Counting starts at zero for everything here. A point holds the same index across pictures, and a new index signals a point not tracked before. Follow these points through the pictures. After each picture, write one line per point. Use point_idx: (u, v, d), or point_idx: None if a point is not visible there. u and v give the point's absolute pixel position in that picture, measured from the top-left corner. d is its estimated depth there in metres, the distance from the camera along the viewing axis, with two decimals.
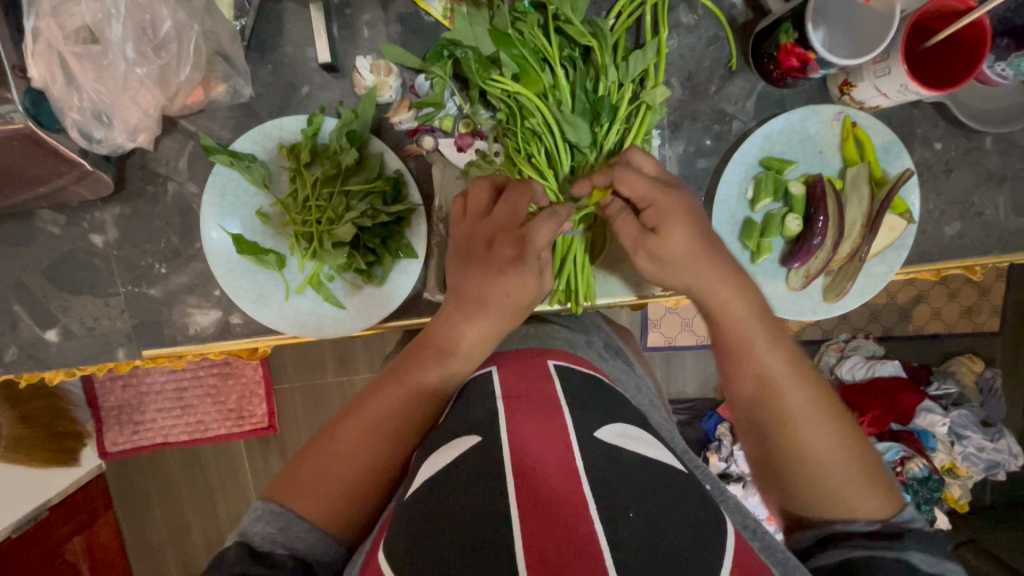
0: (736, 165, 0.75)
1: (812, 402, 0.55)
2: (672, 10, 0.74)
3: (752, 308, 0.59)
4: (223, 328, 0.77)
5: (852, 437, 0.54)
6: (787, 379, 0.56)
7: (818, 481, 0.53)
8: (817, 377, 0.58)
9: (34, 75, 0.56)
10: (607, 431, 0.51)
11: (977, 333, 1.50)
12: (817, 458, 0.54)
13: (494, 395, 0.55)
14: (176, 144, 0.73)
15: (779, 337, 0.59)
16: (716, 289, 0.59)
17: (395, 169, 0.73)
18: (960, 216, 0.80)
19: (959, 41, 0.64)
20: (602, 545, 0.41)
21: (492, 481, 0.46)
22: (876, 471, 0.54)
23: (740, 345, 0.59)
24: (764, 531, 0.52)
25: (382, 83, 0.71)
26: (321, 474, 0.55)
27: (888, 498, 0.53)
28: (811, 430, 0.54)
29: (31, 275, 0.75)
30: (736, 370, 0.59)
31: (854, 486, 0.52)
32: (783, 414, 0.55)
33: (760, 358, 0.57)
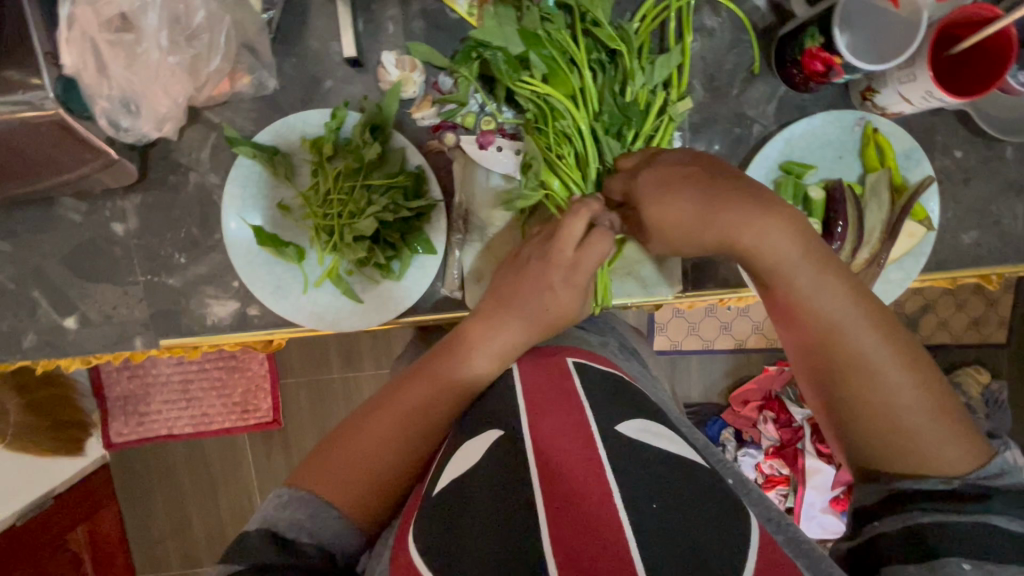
0: (757, 168, 0.75)
1: (878, 343, 0.50)
2: (695, 12, 0.75)
3: (795, 233, 0.52)
4: (240, 319, 0.77)
5: (929, 377, 0.49)
6: (849, 320, 0.50)
7: (890, 430, 0.49)
8: (884, 315, 0.51)
9: (66, 62, 0.56)
10: (628, 425, 0.51)
11: (984, 344, 1.50)
12: (889, 407, 0.49)
13: (518, 392, 0.57)
14: (198, 135, 0.73)
15: (834, 272, 0.52)
16: (759, 232, 0.52)
17: (417, 164, 0.73)
18: (978, 225, 0.80)
19: (985, 50, 0.64)
20: (628, 537, 0.40)
21: (517, 482, 0.46)
22: (955, 412, 0.49)
23: (790, 287, 0.53)
24: (788, 524, 0.51)
25: (407, 79, 0.72)
26: (345, 464, 0.55)
27: (974, 444, 0.48)
28: (879, 376, 0.49)
29: (51, 263, 0.76)
30: (790, 314, 0.54)
31: (933, 437, 0.48)
32: (845, 360, 0.50)
33: (814, 299, 0.51)
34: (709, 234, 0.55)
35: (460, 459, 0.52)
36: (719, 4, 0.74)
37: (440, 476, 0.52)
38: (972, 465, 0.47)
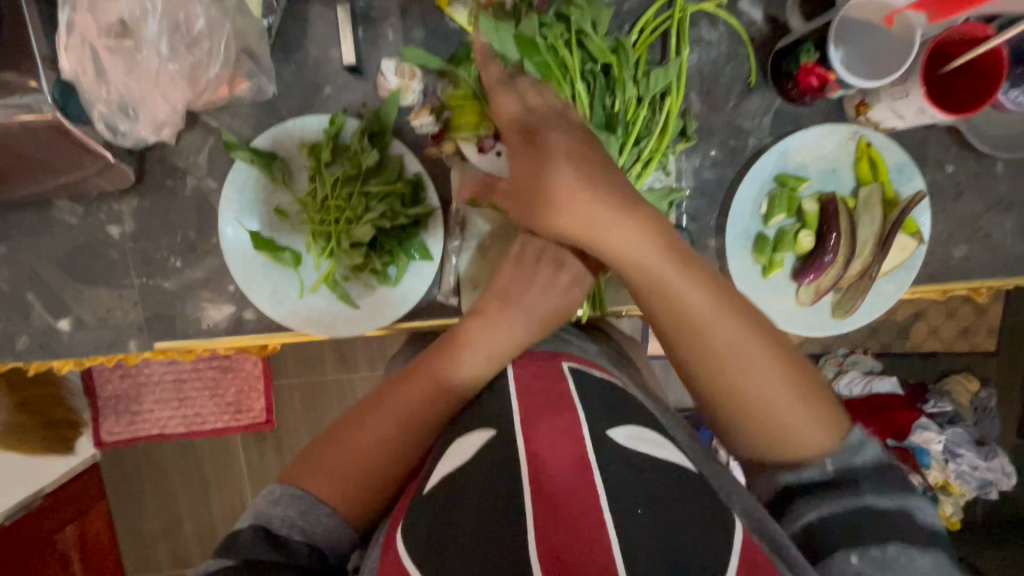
0: (752, 179, 0.76)
1: (735, 332, 0.55)
2: (693, 25, 0.75)
3: (647, 232, 0.57)
4: (236, 323, 0.77)
5: (797, 376, 0.54)
6: (715, 313, 0.55)
7: (755, 411, 0.54)
8: (745, 308, 0.56)
9: (65, 67, 0.57)
10: (619, 432, 0.51)
11: (973, 352, 1.52)
12: (758, 391, 0.53)
13: (510, 394, 0.57)
14: (196, 139, 0.73)
15: (696, 269, 0.57)
16: (615, 227, 0.58)
17: (416, 172, 0.74)
18: (967, 239, 0.81)
19: (974, 70, 0.65)
20: (612, 541, 0.41)
21: (505, 480, 0.46)
22: (811, 389, 0.54)
23: (652, 282, 0.57)
24: (770, 525, 0.51)
25: (406, 87, 0.72)
26: (337, 466, 0.56)
27: (830, 417, 0.54)
28: (752, 367, 0.54)
29: (46, 265, 0.75)
30: (654, 305, 0.58)
31: (790, 413, 0.53)
32: (717, 353, 0.54)
33: (680, 294, 0.56)
34: (567, 213, 0.59)
35: (454, 456, 0.52)
36: (717, 17, 0.75)
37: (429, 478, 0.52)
38: (829, 437, 0.53)
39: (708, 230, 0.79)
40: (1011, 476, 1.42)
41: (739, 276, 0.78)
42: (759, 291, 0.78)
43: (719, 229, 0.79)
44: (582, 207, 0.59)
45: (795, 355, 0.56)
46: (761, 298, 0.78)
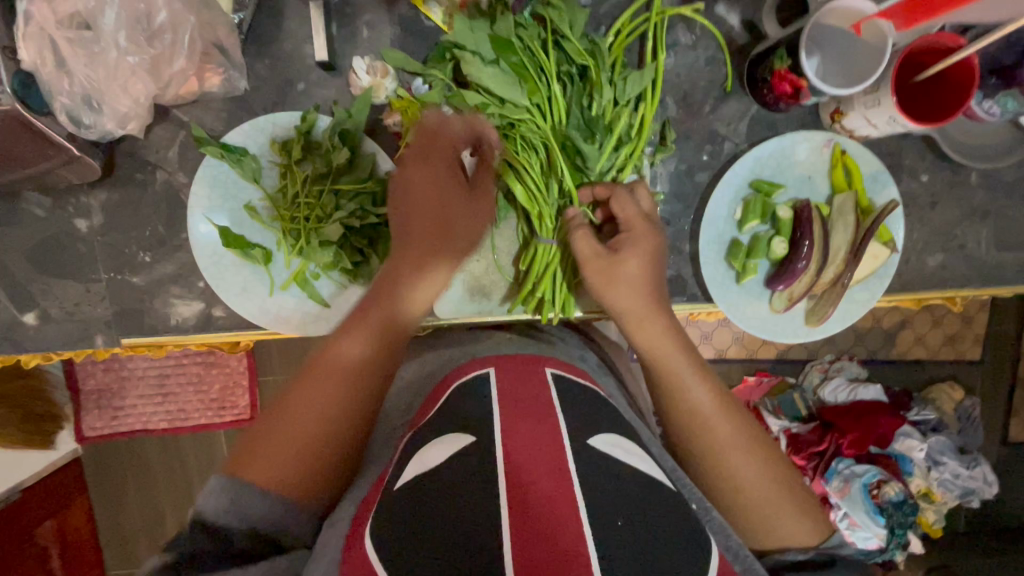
0: (726, 184, 0.76)
1: (736, 432, 0.59)
2: (670, 29, 0.75)
3: (670, 333, 0.63)
4: (205, 320, 0.76)
5: (790, 480, 0.57)
6: (715, 415, 0.59)
7: (745, 510, 0.56)
8: (743, 413, 0.60)
9: (23, 57, 0.55)
10: (600, 439, 0.52)
11: (958, 361, 1.52)
12: (747, 489, 0.56)
13: (491, 397, 0.56)
14: (167, 133, 0.72)
15: (704, 371, 0.62)
16: (647, 325, 0.63)
17: (387, 171, 0.72)
18: (942, 248, 0.81)
19: (947, 79, 0.65)
20: (589, 548, 0.42)
21: (482, 486, 0.47)
22: (805, 497, 0.57)
23: (666, 380, 0.62)
24: (746, 556, 0.51)
25: (379, 86, 0.71)
26: (288, 440, 0.55)
27: (819, 525, 0.55)
28: (741, 462, 0.57)
29: (13, 257, 0.74)
30: (666, 402, 0.62)
31: (782, 513, 0.55)
32: (713, 449, 0.58)
33: (690, 394, 0.60)
34: (615, 303, 0.64)
35: (422, 456, 0.52)
36: (694, 20, 0.75)
37: (403, 469, 0.52)
38: (816, 542, 0.54)
39: (684, 234, 0.79)
40: (994, 486, 1.44)
41: (713, 281, 0.77)
42: (732, 297, 0.78)
43: (694, 234, 0.79)
44: (640, 266, 0.64)
45: (788, 465, 0.59)
46: (734, 304, 0.78)
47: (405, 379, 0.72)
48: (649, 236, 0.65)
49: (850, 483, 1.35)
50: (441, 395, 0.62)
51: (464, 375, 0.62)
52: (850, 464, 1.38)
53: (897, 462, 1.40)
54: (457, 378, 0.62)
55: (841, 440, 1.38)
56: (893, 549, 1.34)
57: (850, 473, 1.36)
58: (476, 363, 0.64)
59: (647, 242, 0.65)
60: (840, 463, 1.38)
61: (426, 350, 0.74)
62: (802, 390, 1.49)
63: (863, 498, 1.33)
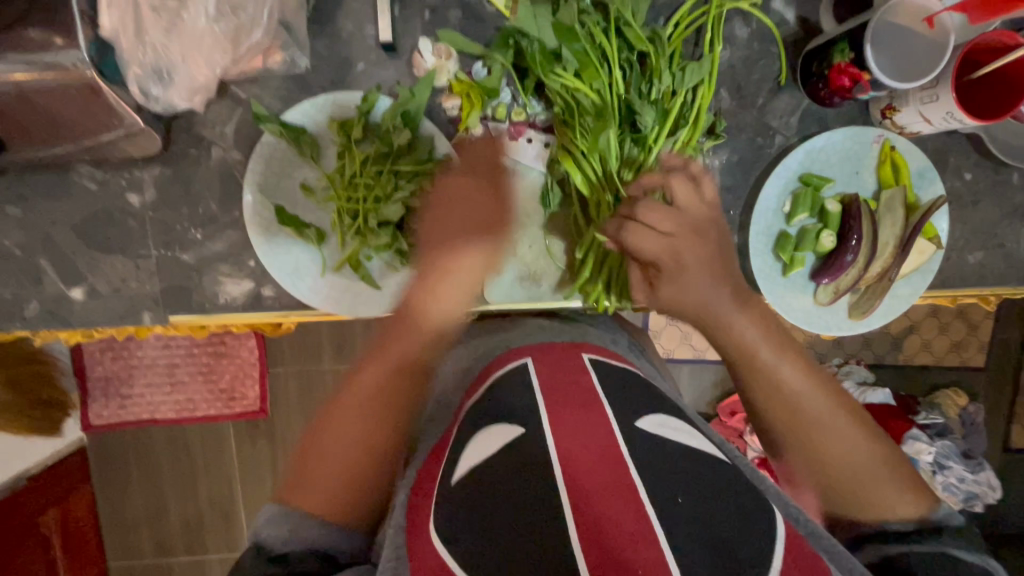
0: (777, 178, 0.77)
1: (831, 409, 0.58)
2: (727, 21, 0.76)
3: (752, 314, 0.61)
4: (254, 299, 0.76)
5: (888, 452, 0.57)
6: (807, 395, 0.58)
7: (847, 484, 0.56)
8: (834, 389, 0.60)
9: (105, 24, 0.56)
10: (646, 422, 0.51)
11: (963, 367, 1.54)
12: (848, 464, 0.56)
13: (533, 387, 0.56)
14: (224, 109, 0.72)
15: (790, 351, 0.60)
16: (730, 308, 0.61)
17: (444, 153, 0.73)
18: (982, 246, 0.82)
19: (1005, 77, 0.66)
20: (655, 528, 0.41)
21: (538, 474, 0.46)
22: (902, 468, 0.57)
23: (749, 363, 0.60)
24: (807, 520, 0.51)
25: (442, 67, 0.72)
26: (324, 481, 0.55)
27: (924, 495, 0.55)
28: (838, 438, 0.57)
29: (61, 231, 0.74)
30: (751, 384, 0.61)
31: (885, 483, 0.55)
32: (807, 428, 0.58)
33: (779, 374, 0.59)
34: (694, 291, 0.61)
35: (471, 451, 0.51)
36: (751, 14, 0.76)
37: (456, 464, 0.52)
38: (924, 513, 0.54)
39: (732, 225, 0.80)
40: (996, 490, 1.46)
41: (761, 273, 0.78)
42: (777, 289, 0.79)
43: (742, 225, 0.80)
44: (696, 277, 0.61)
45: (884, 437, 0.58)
46: (780, 296, 0.79)
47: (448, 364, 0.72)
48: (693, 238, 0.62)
49: None
50: (481, 385, 0.62)
51: (503, 367, 0.62)
52: None
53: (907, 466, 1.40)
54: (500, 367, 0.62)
55: None
56: None
57: None
58: (511, 355, 0.64)
59: (689, 268, 0.61)
60: None
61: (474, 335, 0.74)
62: None
63: None
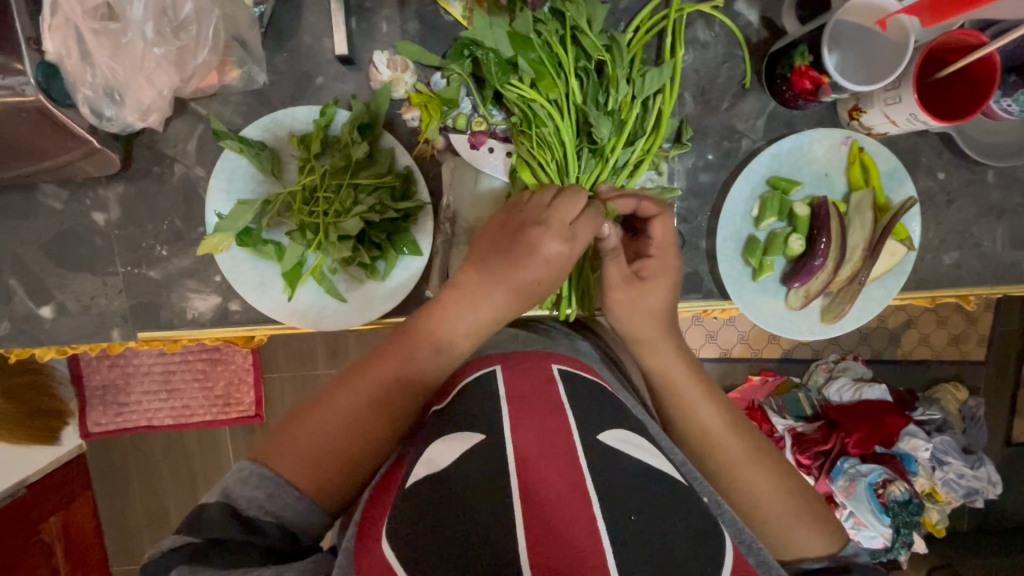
0: (744, 181, 0.76)
1: (748, 449, 0.60)
2: (689, 25, 0.75)
3: (680, 353, 0.66)
4: (221, 314, 0.76)
5: (803, 492, 0.58)
6: (725, 434, 0.60)
7: (763, 521, 0.56)
8: (751, 429, 0.62)
9: (49, 48, 0.57)
10: (609, 435, 0.50)
11: (962, 361, 1.52)
12: (768, 503, 0.56)
13: (498, 396, 0.54)
14: (186, 126, 0.72)
15: (712, 390, 0.64)
16: (660, 347, 0.65)
17: (406, 165, 0.73)
18: (958, 246, 0.81)
19: (966, 76, 0.65)
20: (605, 541, 0.40)
21: (492, 481, 0.44)
22: (817, 507, 0.57)
23: (675, 402, 0.64)
24: (759, 548, 0.51)
25: (399, 79, 0.72)
26: (306, 453, 0.55)
27: (836, 535, 0.56)
28: (754, 475, 0.58)
29: (29, 250, 0.74)
30: (676, 423, 0.63)
31: (797, 523, 0.56)
32: (728, 461, 0.59)
33: (699, 414, 0.62)
34: (630, 326, 0.66)
35: (427, 458, 0.49)
36: (713, 18, 0.75)
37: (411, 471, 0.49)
38: (836, 550, 0.55)
39: (700, 231, 0.79)
40: (996, 485, 1.44)
41: (730, 278, 0.77)
42: (748, 293, 0.78)
43: (711, 230, 0.79)
44: (658, 298, 0.66)
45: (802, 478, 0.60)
46: (750, 301, 0.78)
47: None
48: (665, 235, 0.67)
49: (855, 482, 1.36)
50: (446, 396, 0.60)
51: (469, 376, 0.60)
52: (856, 463, 1.38)
53: (902, 461, 1.40)
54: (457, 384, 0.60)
55: (847, 439, 1.38)
56: (898, 548, 1.35)
57: (856, 472, 1.37)
58: (479, 364, 0.62)
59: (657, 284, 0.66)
60: (845, 461, 1.39)
61: None
62: (807, 390, 1.49)
63: (868, 497, 1.34)
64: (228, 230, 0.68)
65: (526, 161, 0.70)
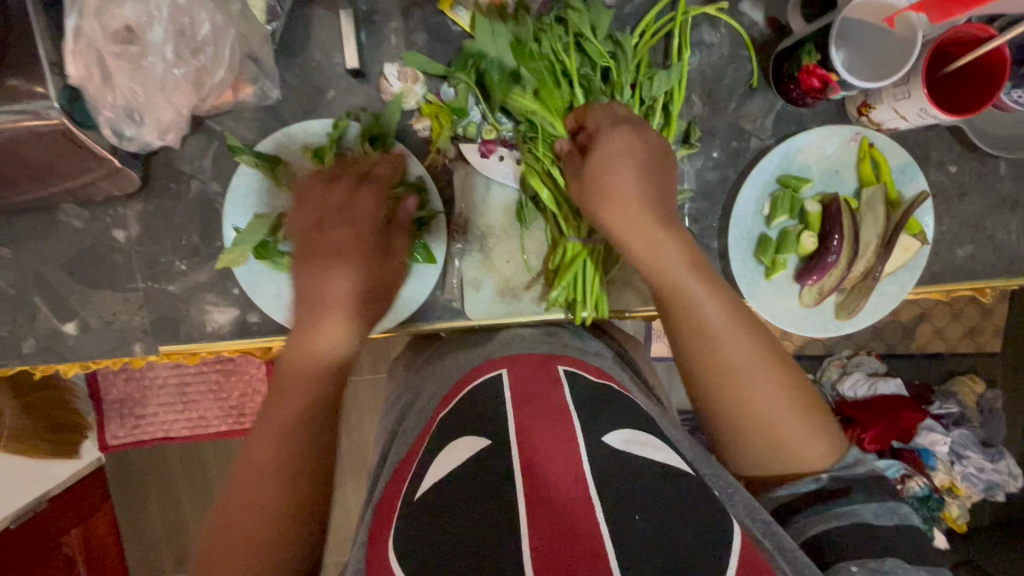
0: (754, 181, 0.76)
1: (752, 354, 0.57)
2: (695, 27, 0.76)
3: (682, 247, 0.59)
4: (240, 326, 0.77)
5: (803, 401, 0.57)
6: (731, 335, 0.57)
7: (758, 427, 0.56)
8: (758, 331, 0.59)
9: (72, 73, 0.57)
10: (615, 436, 0.49)
11: (979, 354, 1.50)
12: (766, 414, 0.56)
13: (504, 399, 0.54)
14: (202, 143, 0.74)
15: (720, 291, 0.59)
16: (659, 244, 0.59)
17: (417, 175, 0.74)
18: (971, 239, 0.80)
19: (977, 69, 0.65)
20: (608, 547, 0.40)
21: (502, 491, 0.44)
22: (813, 413, 0.57)
23: (677, 298, 0.59)
24: (769, 521, 0.52)
25: (409, 91, 0.73)
26: (234, 535, 0.54)
27: (831, 441, 0.57)
28: (757, 386, 0.56)
29: (52, 269, 0.76)
30: (677, 321, 0.59)
31: (794, 432, 0.56)
32: (731, 369, 0.57)
33: (702, 312, 0.58)
34: (625, 225, 0.60)
35: (437, 465, 0.50)
36: (718, 19, 0.75)
37: (422, 479, 0.50)
38: (827, 458, 0.56)
39: (711, 231, 0.79)
40: (1017, 479, 1.42)
41: (742, 278, 0.77)
42: (762, 292, 0.78)
43: (722, 230, 0.79)
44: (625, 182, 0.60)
45: (804, 386, 0.58)
46: (765, 300, 0.78)
47: (425, 378, 0.69)
48: (627, 142, 0.61)
49: None
50: (457, 395, 0.60)
51: (473, 382, 0.60)
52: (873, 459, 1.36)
53: (919, 456, 1.38)
54: (464, 387, 0.60)
55: (864, 435, 1.37)
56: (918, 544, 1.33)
57: None
58: (489, 365, 0.62)
59: (617, 190, 0.59)
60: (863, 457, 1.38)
61: (455, 348, 0.72)
62: (821, 386, 1.47)
63: None
64: (245, 243, 0.69)
65: (533, 165, 0.70)
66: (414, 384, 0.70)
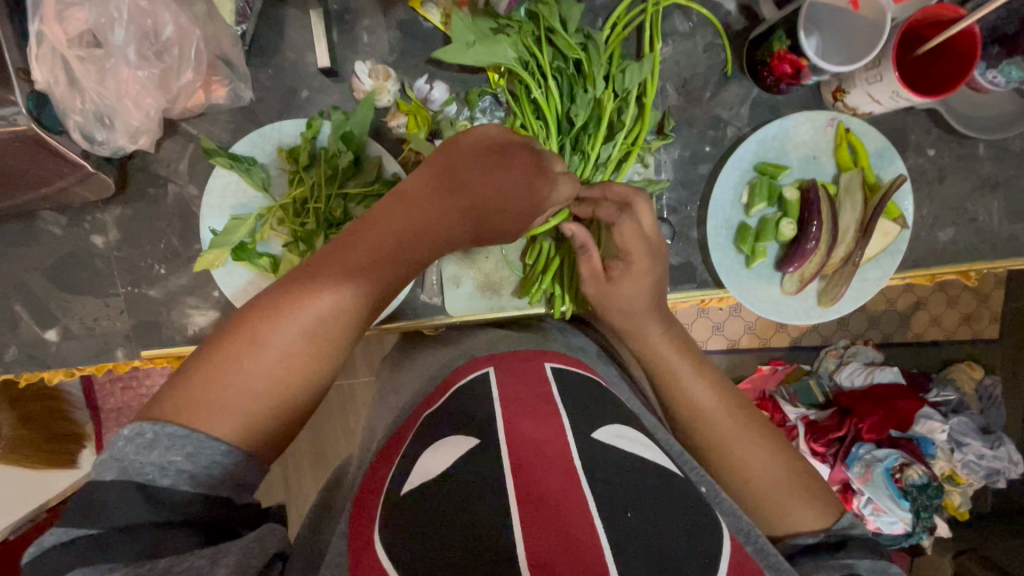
0: (730, 170, 0.76)
1: (740, 426, 0.58)
2: (667, 18, 0.76)
3: (666, 327, 0.64)
4: (221, 328, 0.77)
5: (795, 466, 0.57)
6: (716, 407, 0.59)
7: (757, 491, 0.56)
8: (735, 395, 0.61)
9: (37, 78, 0.58)
10: (604, 432, 0.50)
11: (975, 340, 1.49)
12: (765, 479, 0.56)
13: (493, 398, 0.53)
14: (177, 146, 0.74)
15: (702, 366, 0.63)
16: (643, 320, 0.63)
17: (393, 172, 0.72)
18: (954, 222, 0.80)
19: (947, 50, 0.65)
20: (602, 540, 0.40)
21: (478, 486, 0.44)
22: (811, 481, 0.57)
23: (663, 374, 0.62)
24: (756, 535, 0.51)
25: (381, 88, 0.72)
26: (229, 395, 0.47)
27: (825, 505, 0.56)
28: (746, 449, 0.57)
29: (33, 276, 0.76)
30: (668, 399, 0.62)
31: (790, 496, 0.55)
32: (721, 435, 0.58)
33: (688, 389, 0.61)
34: (617, 316, 0.64)
35: (425, 464, 0.48)
36: (690, 8, 0.75)
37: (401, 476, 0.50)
38: (825, 525, 0.55)
39: (691, 220, 0.79)
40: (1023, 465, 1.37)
41: (723, 267, 0.77)
42: (742, 281, 0.78)
43: (701, 219, 0.79)
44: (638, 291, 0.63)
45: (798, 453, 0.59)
46: (745, 288, 0.78)
47: (407, 380, 0.68)
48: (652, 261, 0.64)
49: (872, 468, 1.34)
50: (439, 399, 0.58)
51: (464, 379, 0.59)
52: (872, 448, 1.36)
53: (919, 445, 1.38)
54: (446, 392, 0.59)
55: (860, 425, 1.36)
56: (919, 532, 1.32)
57: (872, 458, 1.35)
58: (473, 365, 0.61)
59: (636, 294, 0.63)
60: (862, 447, 1.36)
61: (434, 347, 0.71)
62: (818, 377, 1.47)
63: (886, 482, 1.32)
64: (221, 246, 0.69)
65: None
66: (397, 385, 0.69)
